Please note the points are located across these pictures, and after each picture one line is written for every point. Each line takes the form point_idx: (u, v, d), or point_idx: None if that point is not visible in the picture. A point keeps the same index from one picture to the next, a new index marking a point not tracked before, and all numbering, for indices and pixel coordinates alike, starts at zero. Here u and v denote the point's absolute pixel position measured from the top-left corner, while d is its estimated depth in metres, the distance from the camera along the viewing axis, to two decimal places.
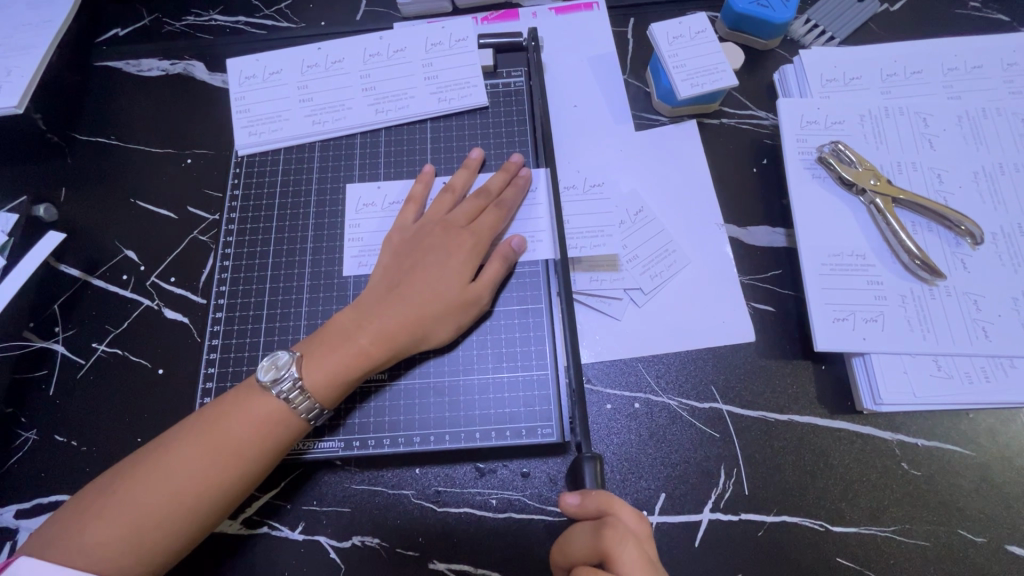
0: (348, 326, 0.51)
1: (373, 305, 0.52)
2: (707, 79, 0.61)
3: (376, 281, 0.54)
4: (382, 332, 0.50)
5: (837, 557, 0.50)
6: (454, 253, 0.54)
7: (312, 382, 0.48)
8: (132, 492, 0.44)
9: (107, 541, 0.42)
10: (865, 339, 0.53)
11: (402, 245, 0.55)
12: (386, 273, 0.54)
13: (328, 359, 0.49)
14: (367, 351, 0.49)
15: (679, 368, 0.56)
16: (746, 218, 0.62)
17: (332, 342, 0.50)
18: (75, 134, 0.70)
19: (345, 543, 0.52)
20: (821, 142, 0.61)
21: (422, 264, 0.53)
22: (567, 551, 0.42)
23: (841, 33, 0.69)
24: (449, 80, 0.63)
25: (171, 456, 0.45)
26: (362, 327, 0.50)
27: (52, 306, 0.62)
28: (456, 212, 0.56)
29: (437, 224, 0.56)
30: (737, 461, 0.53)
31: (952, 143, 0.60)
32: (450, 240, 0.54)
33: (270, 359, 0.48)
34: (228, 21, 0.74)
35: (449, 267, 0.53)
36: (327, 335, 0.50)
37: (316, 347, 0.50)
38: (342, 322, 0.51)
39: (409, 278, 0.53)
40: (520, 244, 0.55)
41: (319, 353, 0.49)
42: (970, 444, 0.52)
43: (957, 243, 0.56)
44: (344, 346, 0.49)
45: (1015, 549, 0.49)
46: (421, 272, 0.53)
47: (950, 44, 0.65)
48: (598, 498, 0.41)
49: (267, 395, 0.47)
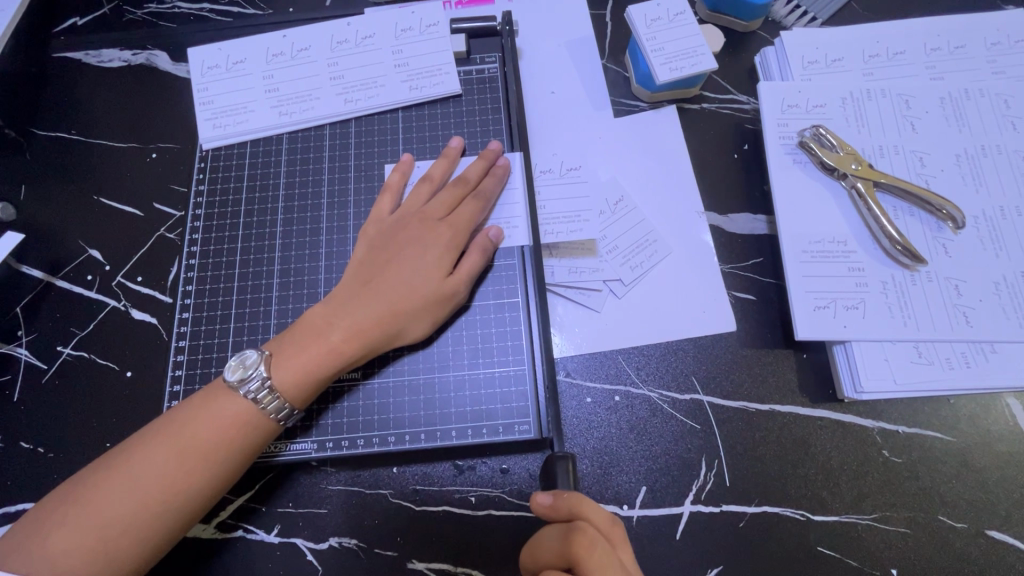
0: (321, 322, 0.49)
1: (346, 300, 0.50)
2: (686, 63, 0.60)
3: (350, 275, 0.52)
4: (355, 328, 0.49)
5: (819, 545, 0.50)
6: (431, 245, 0.52)
7: (281, 381, 0.46)
8: (94, 501, 0.42)
9: (70, 549, 0.41)
10: (846, 327, 0.53)
11: (377, 238, 0.54)
12: (361, 267, 0.52)
13: (299, 356, 0.47)
14: (339, 349, 0.48)
15: (660, 359, 0.55)
16: (727, 205, 0.61)
17: (303, 339, 0.48)
18: (33, 129, 0.67)
19: (322, 545, 0.51)
20: (802, 126, 0.60)
21: (400, 257, 0.52)
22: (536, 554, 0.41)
23: (823, 14, 0.68)
24: (420, 68, 0.61)
25: (136, 461, 0.44)
26: (334, 323, 0.49)
27: (15, 308, 0.60)
28: (434, 203, 0.54)
29: (413, 216, 0.54)
30: (718, 451, 0.52)
31: (934, 126, 0.59)
32: (426, 234, 0.53)
33: (238, 358, 0.47)
34: (192, 9, 0.72)
35: (427, 262, 0.51)
36: (297, 332, 0.49)
37: (286, 345, 0.48)
38: (313, 317, 0.49)
39: (385, 272, 0.51)
40: (498, 235, 0.54)
41: (289, 350, 0.48)
42: (951, 430, 0.52)
43: (939, 227, 0.56)
44: (315, 343, 0.48)
45: (995, 534, 0.49)
46: (397, 267, 0.51)
47: (932, 24, 0.64)
48: (570, 500, 0.41)
49: (235, 395, 0.46)
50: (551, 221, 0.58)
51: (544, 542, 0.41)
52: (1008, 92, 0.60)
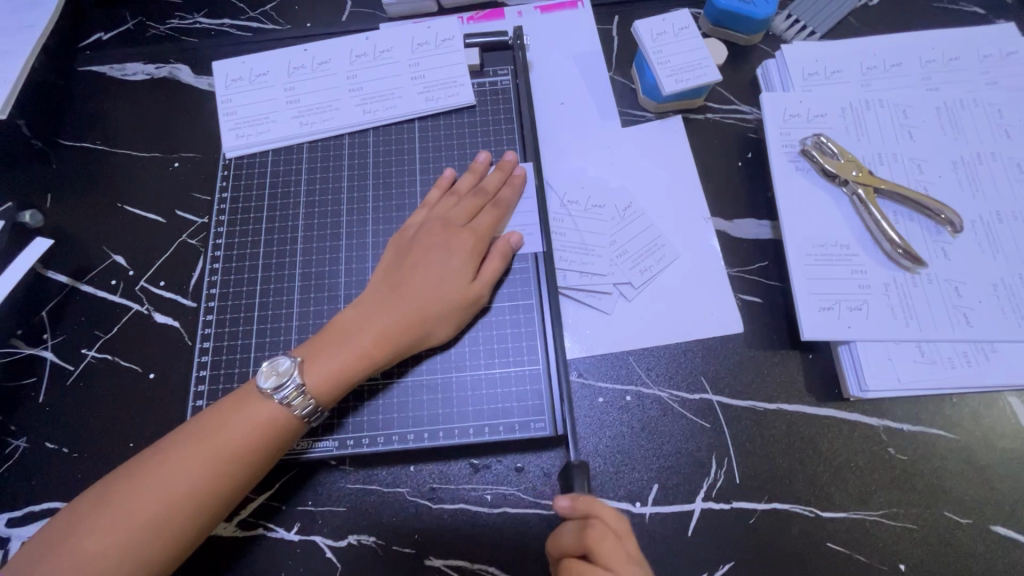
0: (351, 326, 0.51)
1: (375, 304, 0.52)
2: (691, 75, 0.62)
3: (378, 281, 0.54)
4: (384, 332, 0.50)
5: (827, 541, 0.51)
6: (455, 251, 0.54)
7: (315, 384, 0.48)
8: (134, 501, 0.44)
9: (107, 550, 0.42)
10: (851, 327, 0.54)
11: (402, 244, 0.56)
12: (388, 272, 0.54)
13: (330, 359, 0.49)
14: (368, 353, 0.49)
15: (670, 360, 0.57)
16: (732, 211, 0.63)
17: (333, 343, 0.50)
18: (59, 139, 0.69)
19: (341, 542, 0.52)
20: (804, 135, 0.62)
21: (425, 262, 0.54)
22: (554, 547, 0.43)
23: (821, 28, 0.70)
24: (436, 80, 0.64)
25: (173, 461, 0.45)
26: (364, 328, 0.50)
27: (41, 313, 0.61)
28: (456, 210, 0.57)
29: (437, 222, 0.56)
30: (728, 449, 0.54)
31: (930, 134, 0.62)
32: (447, 238, 0.55)
33: (270, 364, 0.48)
34: (213, 24, 0.74)
35: (451, 267, 0.53)
36: (328, 336, 0.50)
37: (317, 348, 0.50)
38: (343, 322, 0.51)
39: (412, 277, 0.53)
40: (518, 241, 0.56)
41: (320, 355, 0.49)
42: (955, 428, 0.53)
43: (938, 231, 0.57)
44: (347, 346, 0.49)
45: (1000, 529, 0.50)
46: (421, 271, 0.53)
47: (927, 37, 0.66)
48: (585, 503, 0.42)
49: (267, 400, 0.47)
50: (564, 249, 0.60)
51: (563, 531, 0.43)
52: (1001, 101, 0.63)
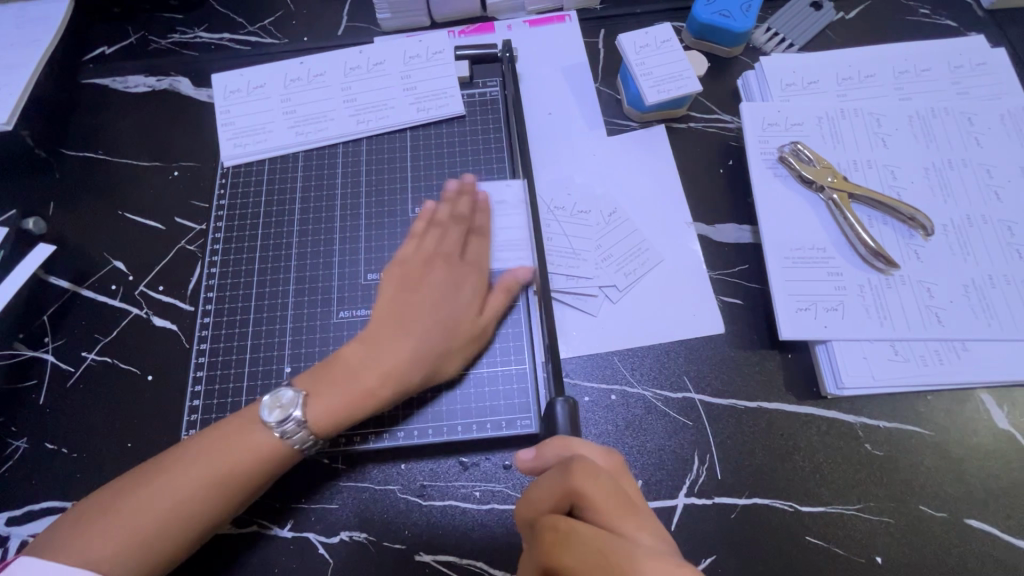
0: (357, 362, 0.51)
1: (383, 340, 0.52)
2: (673, 86, 0.64)
3: (381, 314, 0.54)
4: (392, 370, 0.51)
5: (806, 535, 0.52)
6: (458, 285, 0.55)
7: (318, 420, 0.49)
8: (140, 514, 0.45)
9: (110, 550, 0.44)
10: (827, 327, 0.56)
11: (399, 274, 0.56)
12: (389, 304, 0.54)
13: (337, 398, 0.49)
14: (374, 390, 0.50)
15: (653, 361, 0.59)
16: (714, 216, 0.65)
17: (340, 379, 0.50)
18: (62, 149, 0.71)
19: (333, 539, 0.53)
20: (782, 143, 0.64)
21: (427, 295, 0.54)
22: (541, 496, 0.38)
23: (799, 41, 0.73)
24: (427, 91, 0.66)
25: (179, 479, 0.46)
26: (371, 365, 0.51)
27: (42, 317, 0.63)
28: (449, 240, 0.57)
29: (432, 253, 0.57)
30: (710, 446, 0.55)
31: (903, 142, 0.64)
32: (445, 270, 0.56)
33: (274, 398, 0.49)
34: (212, 38, 0.77)
35: (457, 301, 0.55)
36: (334, 371, 0.51)
37: (322, 384, 0.50)
38: (349, 358, 0.51)
39: (419, 311, 0.54)
40: (525, 273, 0.57)
41: (326, 392, 0.50)
42: (929, 424, 0.55)
43: (910, 234, 0.60)
44: (354, 383, 0.50)
45: (973, 522, 0.52)
46: (428, 304, 0.54)
47: (899, 49, 0.69)
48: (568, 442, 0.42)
49: (262, 430, 0.48)
50: (554, 257, 0.62)
51: (541, 487, 0.38)
52: (971, 110, 0.65)
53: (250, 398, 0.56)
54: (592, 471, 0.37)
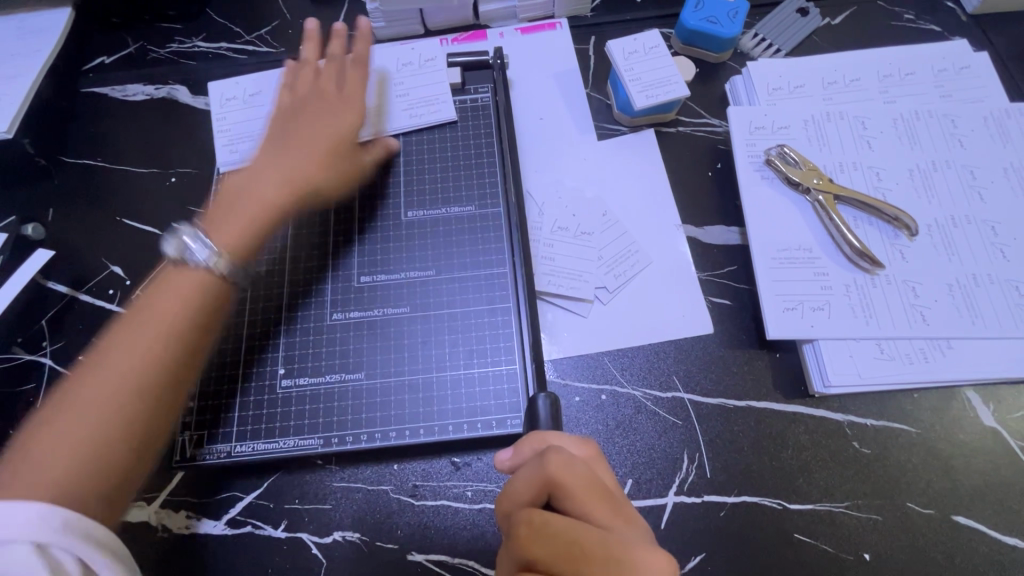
0: (243, 191, 0.56)
1: (271, 158, 0.58)
2: (661, 90, 0.66)
3: (271, 135, 0.60)
4: (283, 182, 0.57)
5: (795, 533, 0.53)
6: (342, 110, 0.62)
7: (225, 237, 0.52)
8: (68, 425, 0.42)
9: (54, 458, 0.40)
10: (814, 326, 0.57)
11: (287, 108, 0.62)
12: (281, 127, 0.61)
13: (234, 222, 0.53)
14: (270, 203, 0.55)
15: (643, 361, 0.59)
16: (703, 218, 0.66)
17: (235, 202, 0.55)
18: (62, 157, 0.72)
19: (327, 539, 0.54)
20: (769, 146, 0.65)
21: (316, 115, 0.61)
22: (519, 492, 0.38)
23: (787, 46, 0.74)
24: (418, 98, 0.68)
25: (115, 368, 0.44)
26: (265, 178, 0.57)
27: (40, 321, 0.64)
28: (305, 74, 0.65)
29: (313, 89, 0.63)
30: (699, 445, 0.56)
31: (888, 144, 0.65)
32: (335, 103, 0.63)
33: (177, 237, 0.50)
34: (210, 47, 0.78)
35: (333, 123, 0.61)
36: (229, 199, 0.55)
37: (221, 218, 0.54)
38: (238, 187, 0.56)
39: (302, 128, 0.60)
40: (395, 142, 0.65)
41: (221, 220, 0.54)
42: (915, 423, 0.56)
43: (895, 235, 0.60)
44: (245, 206, 0.55)
45: (961, 519, 0.52)
46: (315, 116, 0.61)
47: (884, 54, 0.70)
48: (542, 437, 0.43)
49: (182, 270, 0.49)
50: (555, 278, 0.62)
51: (520, 478, 0.38)
52: (955, 112, 0.66)
53: (244, 400, 0.56)
54: (568, 462, 0.38)
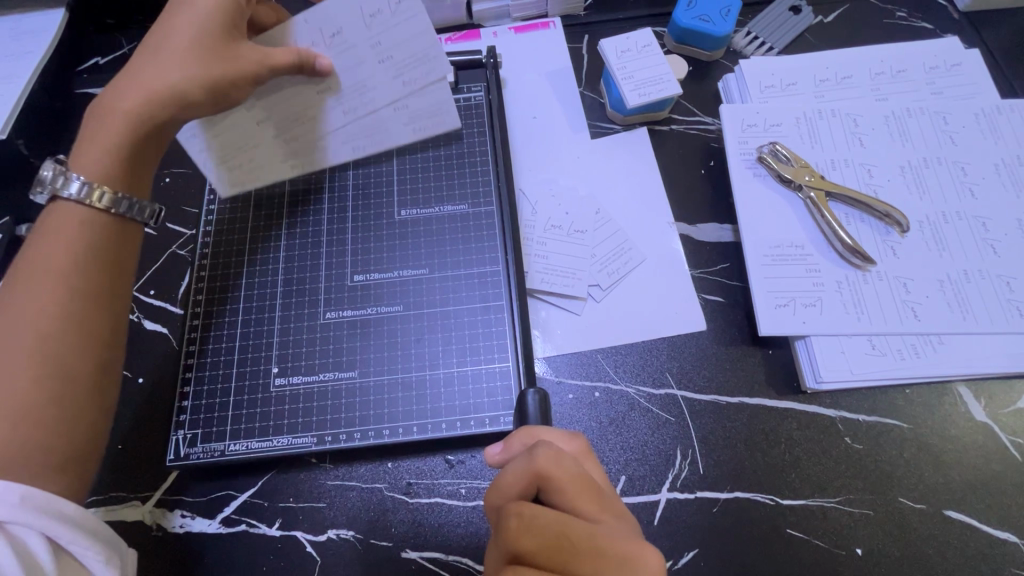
0: (107, 105, 0.50)
1: (135, 73, 0.50)
2: (654, 89, 0.66)
3: (145, 47, 0.51)
4: (139, 93, 0.49)
5: (788, 528, 0.53)
6: (180, 17, 0.51)
7: (85, 158, 0.48)
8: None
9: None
10: (805, 322, 0.57)
11: (165, 14, 0.52)
12: (153, 34, 0.52)
13: (100, 135, 0.49)
14: (127, 113, 0.49)
15: (636, 358, 0.60)
16: (696, 216, 0.66)
17: (99, 120, 0.49)
18: (56, 158, 0.72)
19: (322, 537, 0.54)
20: (761, 143, 0.66)
21: (189, 13, 0.50)
22: (506, 487, 0.38)
23: (779, 44, 0.74)
24: (420, 110, 0.60)
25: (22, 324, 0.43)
26: (124, 93, 0.49)
27: None
28: None
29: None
30: (692, 442, 0.56)
31: (880, 141, 0.65)
32: (167, 19, 0.51)
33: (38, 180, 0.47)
34: None
35: (196, 19, 0.50)
36: (99, 115, 0.50)
37: (93, 131, 0.49)
38: (107, 98, 0.50)
39: (167, 36, 0.51)
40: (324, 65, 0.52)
41: (90, 140, 0.49)
42: (907, 418, 0.56)
43: (887, 231, 0.61)
44: (105, 122, 0.49)
45: (953, 514, 0.53)
46: (178, 20, 0.51)
47: (876, 51, 0.71)
48: (529, 432, 0.43)
49: (64, 203, 0.47)
50: (547, 274, 0.62)
51: (508, 472, 0.38)
52: (946, 109, 0.66)
53: (238, 398, 0.56)
54: (557, 455, 0.38)
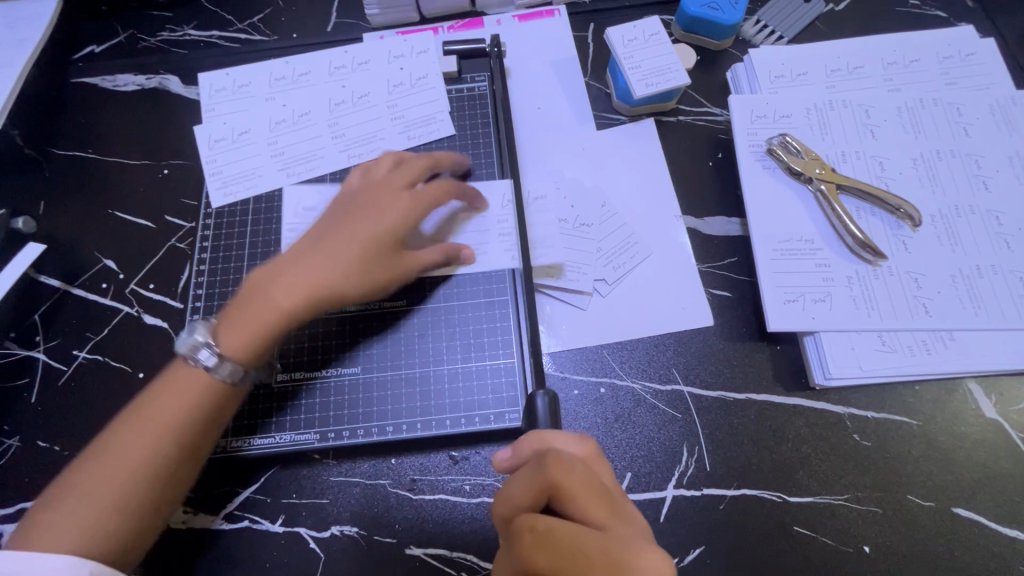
0: (262, 281, 0.49)
1: (293, 258, 0.50)
2: (661, 79, 0.64)
3: (304, 236, 0.53)
4: (295, 287, 0.48)
5: (795, 526, 0.52)
6: (382, 214, 0.53)
7: (228, 344, 0.47)
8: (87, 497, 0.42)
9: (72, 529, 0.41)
10: (815, 318, 0.56)
11: (335, 206, 0.55)
12: (319, 229, 0.53)
13: (246, 318, 0.48)
14: (281, 306, 0.48)
15: (643, 353, 0.59)
16: (703, 209, 0.65)
17: (247, 300, 0.48)
18: (53, 149, 0.71)
19: (325, 533, 0.54)
20: (770, 135, 0.64)
21: (356, 216, 0.53)
22: (514, 498, 0.38)
23: (789, 33, 0.73)
24: (416, 118, 0.65)
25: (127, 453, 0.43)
26: (275, 285, 0.49)
27: (33, 316, 0.63)
28: (393, 175, 0.56)
29: (375, 186, 0.55)
30: (699, 438, 0.55)
31: (892, 133, 0.64)
32: (374, 204, 0.53)
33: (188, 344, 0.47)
34: (202, 35, 0.77)
35: (378, 225, 0.52)
36: (242, 297, 0.49)
37: (232, 311, 0.48)
38: (255, 281, 0.49)
39: (343, 225, 0.52)
40: (467, 253, 0.57)
41: (233, 319, 0.48)
42: (917, 415, 0.55)
43: (898, 225, 0.60)
44: (262, 300, 0.48)
45: (961, 511, 0.52)
46: (354, 222, 0.52)
47: (889, 40, 0.69)
48: (535, 438, 0.43)
49: (189, 367, 0.46)
50: (552, 269, 0.61)
51: (516, 485, 0.38)
52: (961, 101, 0.65)
53: None
54: (565, 466, 0.37)
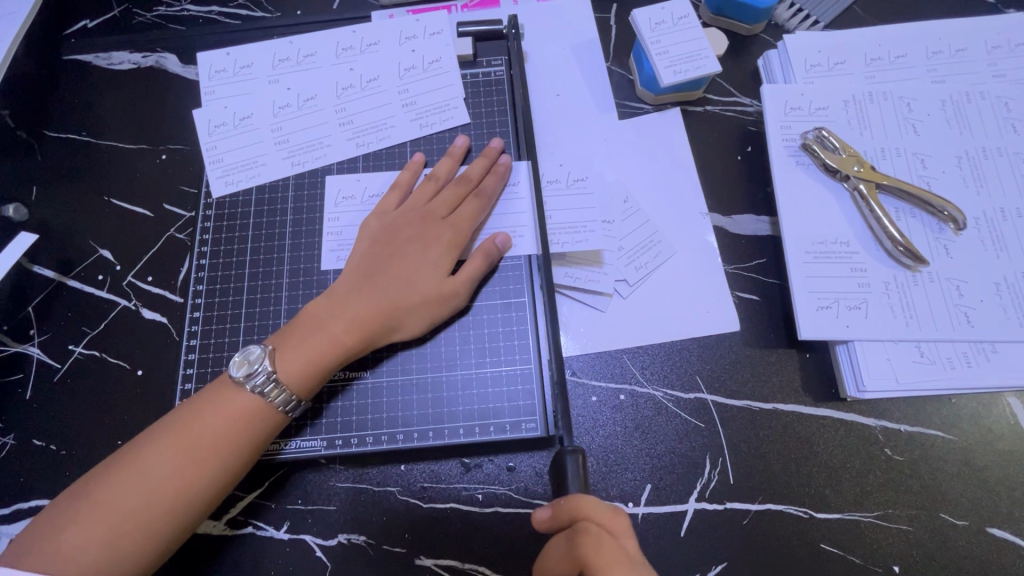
0: (318, 314, 0.50)
1: (343, 293, 0.51)
2: (690, 66, 0.60)
3: (353, 265, 0.53)
4: (354, 321, 0.49)
5: (822, 543, 0.50)
6: (432, 244, 0.53)
7: (286, 372, 0.47)
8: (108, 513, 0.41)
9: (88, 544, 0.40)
10: (849, 327, 0.53)
11: (380, 233, 0.54)
12: (365, 259, 0.53)
13: (302, 349, 0.48)
14: (340, 339, 0.49)
15: (665, 359, 0.56)
16: (731, 207, 0.61)
17: (304, 331, 0.49)
18: (45, 131, 0.68)
19: (332, 541, 0.52)
20: (805, 129, 0.61)
21: (402, 251, 0.53)
22: (549, 563, 0.42)
23: (825, 18, 0.68)
24: (428, 105, 0.61)
25: (152, 471, 0.43)
26: (334, 317, 0.49)
27: (27, 308, 0.60)
28: (437, 202, 0.55)
29: (419, 212, 0.55)
30: (722, 449, 0.53)
31: (935, 128, 0.60)
32: (420, 232, 0.54)
33: (242, 355, 0.47)
34: (201, 11, 0.72)
35: (428, 260, 0.53)
36: (296, 324, 0.50)
37: (288, 338, 0.49)
38: (311, 311, 0.50)
39: (388, 266, 0.52)
40: (503, 241, 0.54)
41: (290, 346, 0.48)
42: (952, 429, 0.53)
43: (941, 229, 0.56)
44: (316, 335, 0.49)
45: (997, 531, 0.50)
46: (401, 260, 0.52)
47: (933, 27, 0.65)
48: (569, 506, 0.42)
49: (242, 391, 0.46)
50: (572, 268, 0.58)
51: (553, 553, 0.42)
52: (1009, 94, 0.61)
53: None
54: (596, 547, 0.40)
